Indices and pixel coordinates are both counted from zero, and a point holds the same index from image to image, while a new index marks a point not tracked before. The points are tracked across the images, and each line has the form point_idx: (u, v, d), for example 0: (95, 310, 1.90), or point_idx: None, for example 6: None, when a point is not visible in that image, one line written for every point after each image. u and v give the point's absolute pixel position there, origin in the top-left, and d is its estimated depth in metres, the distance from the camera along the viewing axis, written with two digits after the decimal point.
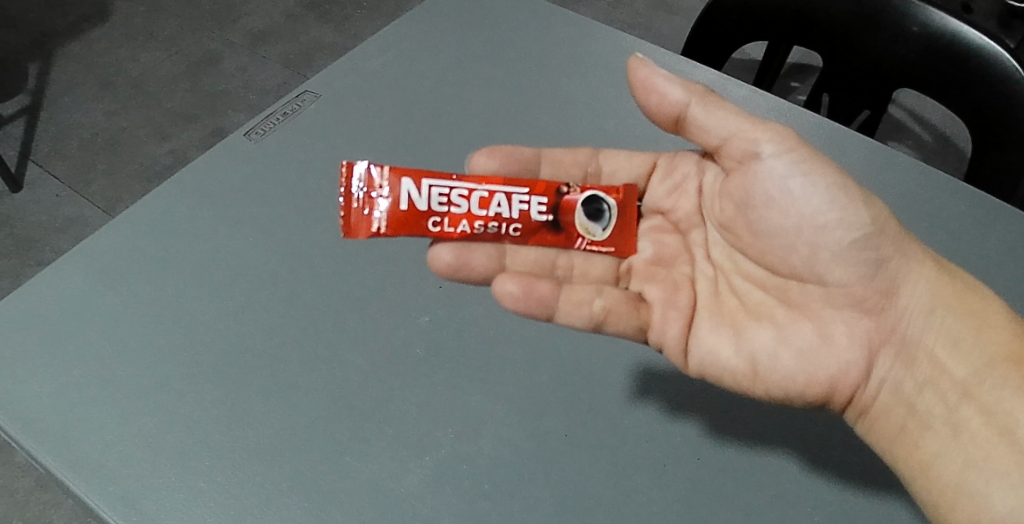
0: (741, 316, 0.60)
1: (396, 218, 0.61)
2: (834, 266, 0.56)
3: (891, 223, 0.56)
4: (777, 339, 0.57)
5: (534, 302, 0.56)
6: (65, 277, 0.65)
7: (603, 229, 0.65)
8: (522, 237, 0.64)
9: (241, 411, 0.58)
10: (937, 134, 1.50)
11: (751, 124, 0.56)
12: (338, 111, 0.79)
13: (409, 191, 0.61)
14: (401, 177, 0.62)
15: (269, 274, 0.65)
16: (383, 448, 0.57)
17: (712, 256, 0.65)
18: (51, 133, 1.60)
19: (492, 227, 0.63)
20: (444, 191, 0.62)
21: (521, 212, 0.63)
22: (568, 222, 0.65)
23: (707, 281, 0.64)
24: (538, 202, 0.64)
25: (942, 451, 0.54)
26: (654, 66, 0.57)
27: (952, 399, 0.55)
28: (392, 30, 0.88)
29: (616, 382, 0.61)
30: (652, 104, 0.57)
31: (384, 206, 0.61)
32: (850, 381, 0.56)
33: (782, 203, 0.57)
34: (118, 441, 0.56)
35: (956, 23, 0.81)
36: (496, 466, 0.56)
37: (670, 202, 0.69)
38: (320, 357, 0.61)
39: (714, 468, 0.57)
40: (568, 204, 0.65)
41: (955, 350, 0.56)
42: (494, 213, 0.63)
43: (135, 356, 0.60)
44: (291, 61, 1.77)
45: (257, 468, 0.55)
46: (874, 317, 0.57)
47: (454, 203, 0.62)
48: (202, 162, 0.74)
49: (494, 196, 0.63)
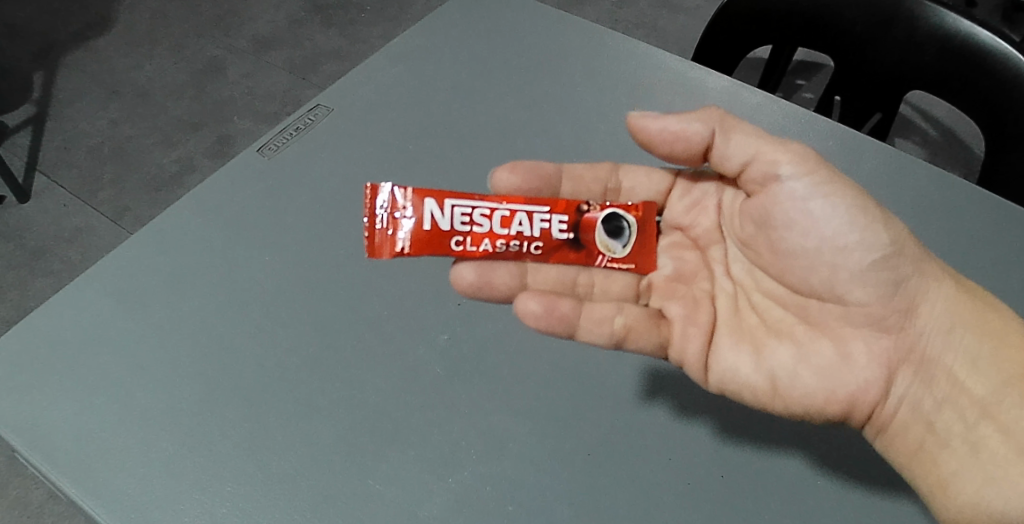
0: (761, 333, 0.62)
1: (419, 238, 0.63)
2: (854, 285, 0.59)
3: (910, 244, 0.58)
4: (797, 357, 0.59)
5: (556, 320, 0.57)
6: (83, 299, 0.66)
7: (622, 246, 0.67)
8: (543, 255, 0.65)
9: (263, 434, 0.58)
10: (944, 130, 1.49)
11: (772, 148, 0.59)
12: (351, 125, 0.79)
13: (432, 212, 0.63)
14: (424, 198, 0.63)
15: (287, 294, 0.66)
16: (406, 469, 0.57)
17: (731, 272, 0.67)
18: (58, 143, 1.60)
19: (514, 246, 0.64)
20: (466, 210, 0.64)
21: (542, 230, 0.65)
22: (589, 240, 0.66)
23: (727, 298, 0.65)
24: (559, 220, 0.65)
25: (960, 469, 0.56)
26: (653, 117, 0.60)
27: (971, 417, 0.57)
28: (402, 41, 0.88)
29: (638, 401, 0.61)
30: (664, 144, 0.60)
31: (408, 227, 0.63)
32: (870, 398, 0.58)
33: (803, 224, 0.59)
34: (143, 464, 0.57)
35: (969, 24, 0.81)
36: (520, 486, 0.57)
37: (688, 219, 0.70)
38: (340, 378, 0.61)
39: (737, 485, 0.57)
40: (588, 222, 0.66)
41: (974, 369, 0.58)
42: (516, 232, 0.64)
43: (155, 379, 0.61)
44: (296, 66, 1.78)
45: (282, 491, 0.56)
46: (892, 336, 0.59)
47: (477, 222, 0.64)
48: (217, 179, 0.74)
49: (515, 214, 0.65)
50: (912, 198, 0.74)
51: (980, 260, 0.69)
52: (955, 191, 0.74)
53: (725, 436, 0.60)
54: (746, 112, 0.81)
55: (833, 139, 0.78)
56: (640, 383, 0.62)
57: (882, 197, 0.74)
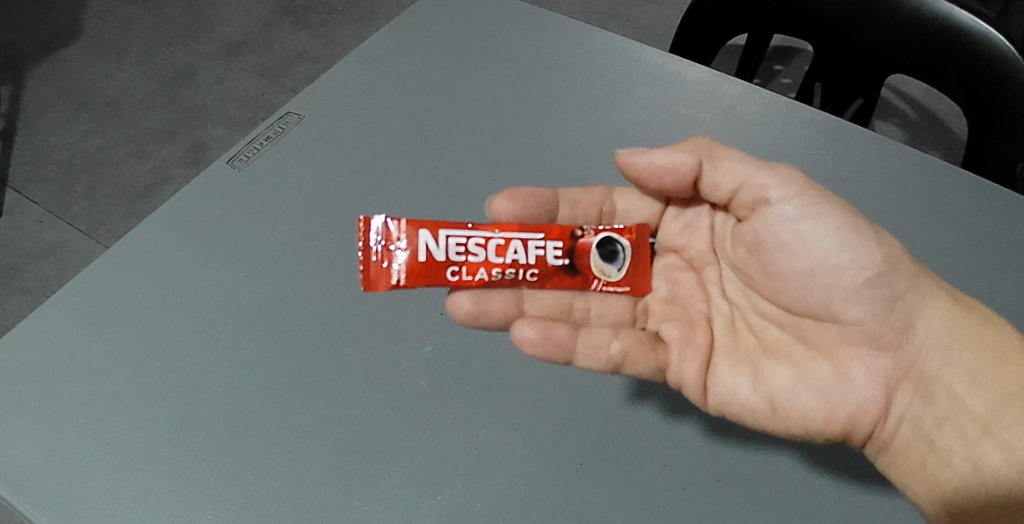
0: (758, 354, 0.62)
1: (414, 270, 0.61)
2: (849, 304, 0.59)
3: (905, 261, 0.58)
4: (795, 378, 0.59)
5: (553, 346, 0.57)
6: (49, 325, 0.63)
7: (617, 269, 0.66)
8: (539, 282, 0.64)
9: (245, 459, 0.56)
10: (921, 110, 1.50)
11: (760, 172, 0.60)
12: (324, 132, 0.77)
13: (427, 243, 0.62)
14: (419, 229, 0.62)
15: (262, 310, 0.63)
16: (395, 487, 0.55)
17: (727, 294, 0.67)
18: (27, 158, 1.56)
19: (510, 273, 0.63)
20: (461, 240, 0.62)
21: (538, 257, 0.64)
22: (584, 265, 0.66)
23: (724, 319, 0.66)
24: (554, 246, 0.64)
25: (962, 487, 0.56)
26: (647, 152, 0.63)
27: (972, 435, 0.57)
28: (373, 43, 0.86)
29: (631, 407, 0.60)
30: (664, 176, 0.63)
31: (402, 259, 0.61)
32: (870, 418, 0.58)
33: (794, 246, 0.60)
34: (121, 497, 0.54)
35: (947, 5, 0.80)
36: (513, 500, 0.55)
37: (683, 240, 0.71)
38: (321, 395, 0.59)
39: (734, 490, 0.56)
40: (582, 247, 0.65)
41: (974, 387, 0.58)
42: (511, 260, 0.63)
43: (128, 405, 0.58)
44: (269, 69, 1.74)
45: (269, 517, 0.54)
46: (891, 354, 0.59)
47: (472, 252, 0.62)
48: (185, 193, 0.71)
49: (510, 242, 0.63)
50: (896, 188, 0.73)
51: (967, 248, 0.69)
52: (939, 176, 0.73)
53: (719, 438, 0.59)
54: (728, 104, 0.79)
55: (814, 128, 0.77)
56: (632, 391, 0.60)
57: (868, 185, 0.73)
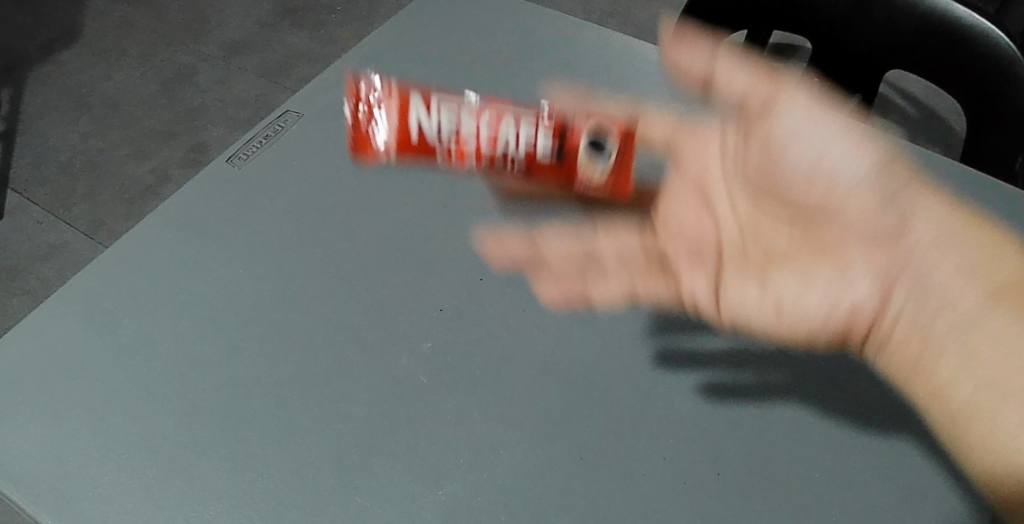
0: (760, 264, 0.62)
1: (399, 139, 0.69)
2: (851, 196, 0.61)
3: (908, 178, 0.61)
4: (799, 285, 0.60)
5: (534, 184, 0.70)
6: (51, 323, 0.63)
7: (605, 165, 0.67)
8: (526, 167, 0.68)
9: (240, 455, 0.55)
10: (920, 106, 1.50)
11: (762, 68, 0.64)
12: (323, 130, 0.77)
13: (416, 115, 0.68)
14: (409, 99, 0.68)
15: (262, 306, 0.63)
16: (394, 482, 0.53)
17: (733, 205, 0.64)
18: (28, 160, 1.57)
19: (496, 165, 0.69)
20: (450, 122, 0.68)
21: (527, 151, 0.67)
22: (573, 158, 0.67)
23: (730, 236, 0.63)
24: (543, 129, 0.66)
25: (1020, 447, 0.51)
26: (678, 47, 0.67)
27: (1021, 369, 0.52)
28: (372, 44, 0.86)
29: (636, 398, 0.58)
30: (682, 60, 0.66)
31: (387, 125, 0.69)
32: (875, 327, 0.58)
33: (798, 140, 0.62)
34: (115, 492, 0.53)
35: (948, 2, 0.80)
36: (515, 495, 0.53)
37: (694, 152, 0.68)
38: (319, 389, 0.58)
39: (744, 483, 0.53)
40: (573, 143, 0.66)
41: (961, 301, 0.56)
42: (500, 149, 0.68)
43: (126, 401, 0.58)
44: (268, 70, 1.74)
45: (263, 512, 0.52)
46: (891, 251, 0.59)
47: (460, 135, 0.68)
48: (186, 192, 0.72)
49: (501, 133, 0.67)
50: None
51: None
52: None
53: (731, 430, 0.56)
54: None
55: None
56: (638, 386, 0.58)
57: None
